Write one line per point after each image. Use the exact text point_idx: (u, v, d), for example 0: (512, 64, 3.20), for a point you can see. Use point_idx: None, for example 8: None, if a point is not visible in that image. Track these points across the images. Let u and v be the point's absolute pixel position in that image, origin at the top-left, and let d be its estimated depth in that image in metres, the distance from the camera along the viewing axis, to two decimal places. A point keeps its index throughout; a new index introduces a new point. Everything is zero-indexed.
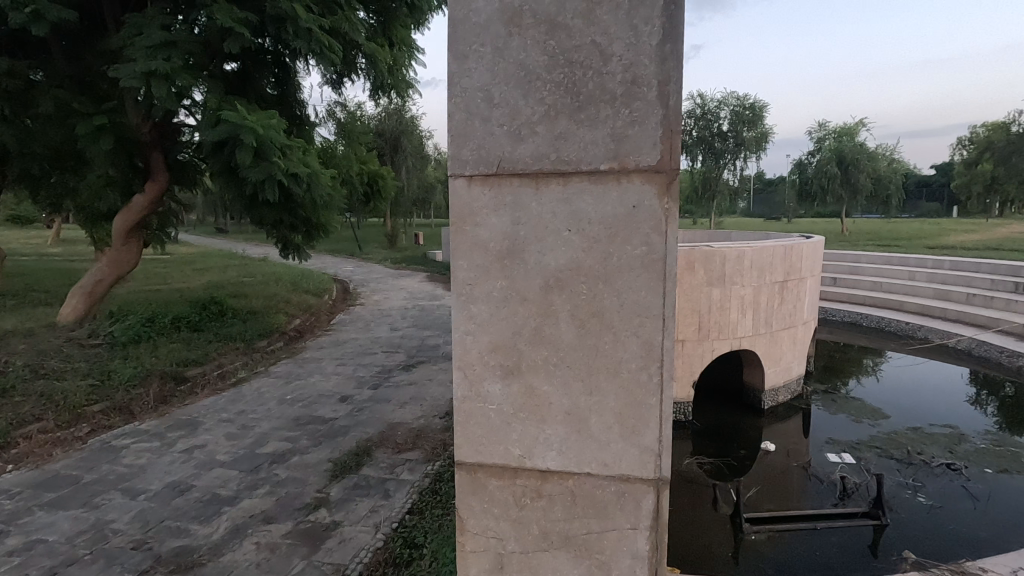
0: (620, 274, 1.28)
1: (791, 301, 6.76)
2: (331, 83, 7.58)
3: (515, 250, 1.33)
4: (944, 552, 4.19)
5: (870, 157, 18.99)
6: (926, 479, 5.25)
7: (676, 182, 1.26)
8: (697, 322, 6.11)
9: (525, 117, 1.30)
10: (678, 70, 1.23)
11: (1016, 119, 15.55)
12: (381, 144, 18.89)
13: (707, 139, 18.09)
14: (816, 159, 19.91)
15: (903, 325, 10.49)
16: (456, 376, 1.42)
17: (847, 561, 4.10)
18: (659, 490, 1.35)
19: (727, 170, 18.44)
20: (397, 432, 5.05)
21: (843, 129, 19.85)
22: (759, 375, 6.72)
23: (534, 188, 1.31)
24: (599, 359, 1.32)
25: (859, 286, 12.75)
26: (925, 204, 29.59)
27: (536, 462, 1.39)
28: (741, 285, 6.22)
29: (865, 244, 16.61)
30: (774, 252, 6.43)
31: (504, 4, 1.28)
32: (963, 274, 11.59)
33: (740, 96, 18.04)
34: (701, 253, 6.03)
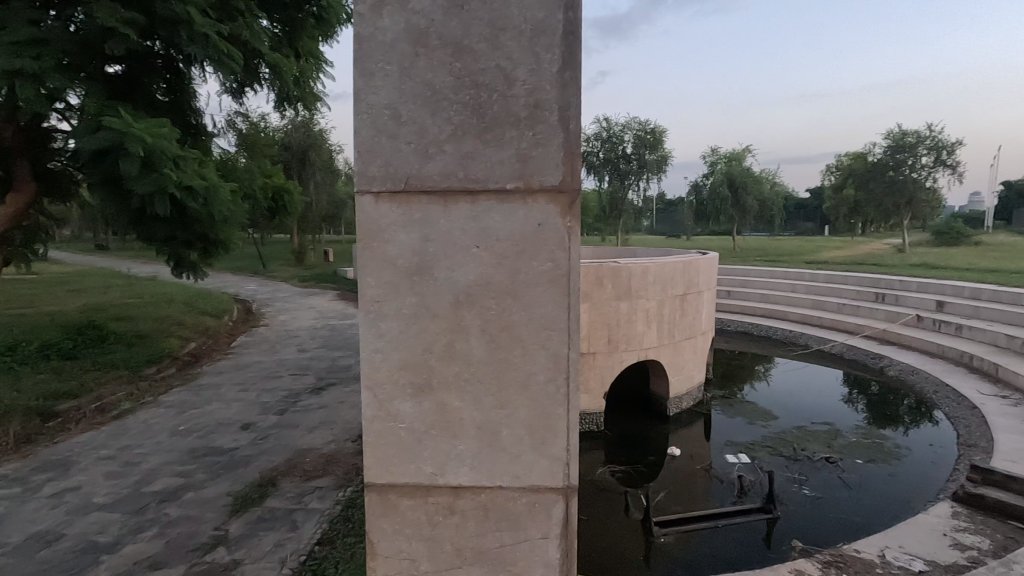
0: (528, 289, 1.33)
1: (691, 313, 7.23)
2: (231, 92, 7.21)
3: (424, 267, 1.34)
4: (826, 538, 4.63)
5: (755, 181, 20.90)
6: (810, 473, 5.78)
7: (577, 201, 1.33)
8: (607, 335, 6.39)
9: (432, 135, 1.32)
10: (578, 96, 1.30)
11: (871, 150, 17.81)
12: (286, 157, 18.11)
13: (612, 161, 19.09)
14: (709, 182, 21.64)
15: (787, 333, 11.57)
16: (365, 397, 1.38)
17: (745, 554, 4.40)
18: (567, 498, 1.39)
19: (632, 190, 19.51)
20: (305, 459, 4.79)
21: (731, 155, 21.74)
22: (664, 384, 7.10)
23: (442, 206, 1.33)
24: (510, 373, 1.35)
25: (749, 298, 13.90)
26: (803, 224, 33.00)
27: (447, 478, 1.39)
28: (646, 299, 6.58)
29: (754, 260, 18.22)
30: (675, 267, 6.86)
31: (410, 24, 1.30)
32: (834, 286, 13.01)
33: (642, 121, 19.23)
34: (608, 269, 6.34)
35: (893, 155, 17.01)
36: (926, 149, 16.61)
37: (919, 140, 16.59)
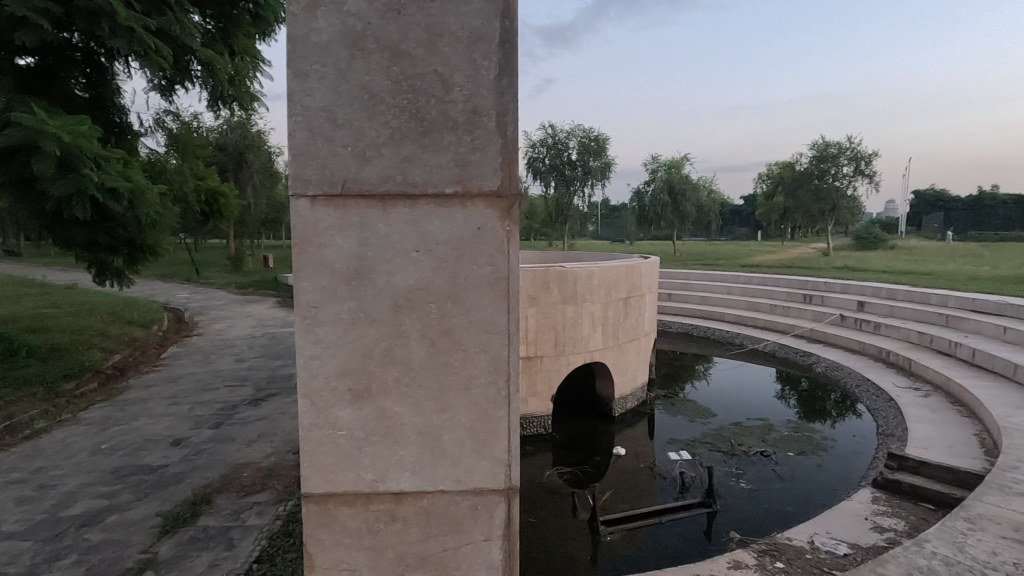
0: (468, 292, 1.34)
1: (635, 315, 7.44)
2: (160, 89, 6.85)
3: (363, 271, 1.32)
4: (761, 528, 4.86)
5: (694, 188, 21.77)
6: (746, 466, 6.06)
7: (516, 205, 1.36)
8: (553, 338, 6.48)
9: (370, 139, 1.31)
10: (516, 103, 1.32)
11: (799, 160, 18.94)
12: (221, 159, 17.34)
13: (557, 167, 19.40)
14: (651, 188, 22.36)
15: (724, 333, 12.09)
16: (302, 405, 1.35)
17: (687, 548, 4.56)
18: (509, 499, 1.41)
19: (577, 196, 19.88)
20: (242, 474, 4.59)
21: (671, 163, 22.55)
22: (610, 386, 7.27)
23: (380, 209, 1.32)
24: (451, 377, 1.35)
25: (689, 300, 14.45)
26: (737, 230, 34.65)
27: (388, 485, 1.38)
28: (591, 302, 6.72)
29: (693, 264, 18.97)
30: (619, 271, 7.04)
31: (345, 27, 1.29)
32: (766, 288, 13.73)
33: (586, 128, 19.62)
34: (555, 273, 6.43)
35: (817, 164, 18.15)
36: (847, 160, 17.83)
37: (840, 151, 17.78)
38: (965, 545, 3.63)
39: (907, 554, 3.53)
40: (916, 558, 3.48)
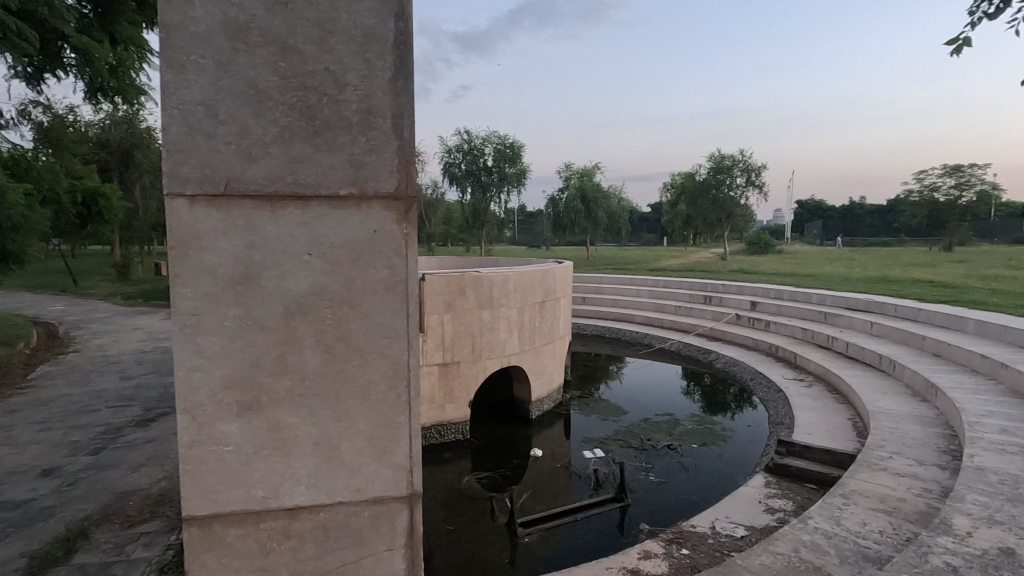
0: (365, 296, 1.31)
1: (550, 319, 7.60)
2: (24, 77, 6.09)
3: (250, 275, 1.25)
4: (668, 518, 5.13)
5: (605, 195, 22.67)
6: (655, 460, 6.38)
7: (413, 208, 1.34)
8: (470, 344, 6.48)
9: (256, 137, 1.24)
10: (412, 105, 1.31)
11: (698, 171, 20.30)
12: (104, 157, 15.75)
13: (473, 172, 19.48)
14: (564, 196, 23.04)
15: (634, 334, 12.67)
16: (182, 421, 1.25)
17: (601, 543, 4.71)
18: (412, 505, 1.40)
19: (494, 202, 20.03)
20: (127, 503, 4.17)
21: (583, 171, 23.36)
22: (527, 389, 7.38)
23: (269, 211, 1.25)
24: (348, 384, 1.31)
25: (602, 303, 15.00)
26: (645, 236, 36.52)
27: (282, 501, 1.31)
28: (507, 307, 6.78)
29: (605, 268, 19.75)
30: (534, 276, 7.17)
31: (227, 17, 1.22)
32: (672, 291, 14.56)
33: (502, 135, 19.81)
34: (470, 278, 6.43)
35: (715, 175, 19.55)
36: (740, 172, 19.35)
37: (734, 163, 19.28)
38: (841, 519, 4.03)
39: (794, 531, 3.86)
40: (801, 534, 3.82)
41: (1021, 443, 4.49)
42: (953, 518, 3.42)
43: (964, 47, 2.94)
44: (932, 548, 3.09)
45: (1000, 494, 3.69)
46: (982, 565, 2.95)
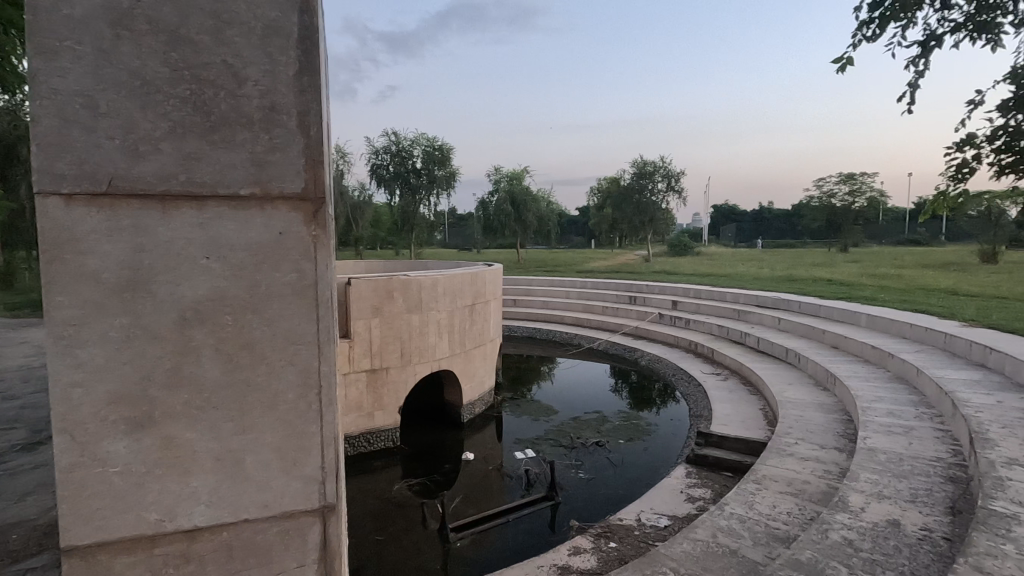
0: (270, 302, 1.25)
1: (480, 322, 7.60)
2: None
3: (137, 280, 1.16)
4: (597, 513, 5.25)
5: (534, 199, 23.01)
6: (584, 457, 6.53)
7: (323, 209, 1.30)
8: (399, 349, 6.35)
9: (143, 132, 1.16)
10: (319, 103, 1.27)
11: (623, 176, 21.08)
12: None
13: (402, 174, 19.17)
14: (494, 199, 23.18)
15: (564, 334, 12.93)
16: (58, 443, 1.14)
17: (532, 542, 4.75)
18: (325, 518, 1.35)
19: (424, 205, 19.81)
20: (10, 537, 3.74)
21: (513, 174, 23.61)
22: (458, 392, 7.33)
23: (160, 212, 1.17)
24: (252, 394, 1.25)
25: (533, 305, 15.20)
26: (574, 239, 37.39)
27: (178, 523, 1.22)
28: (436, 310, 6.71)
29: (536, 271, 20.03)
30: (464, 279, 7.16)
31: (108, 2, 1.12)
32: (599, 292, 14.99)
33: (430, 137, 19.63)
34: (398, 282, 6.30)
35: (638, 180, 20.39)
36: (661, 178, 20.26)
37: (656, 169, 20.19)
38: (753, 503, 4.29)
39: (711, 518, 4.07)
40: (719, 520, 4.03)
41: (904, 424, 4.98)
42: (849, 496, 3.73)
43: (847, 67, 3.25)
44: (831, 525, 3.36)
45: (888, 471, 4.08)
46: (874, 536, 3.23)
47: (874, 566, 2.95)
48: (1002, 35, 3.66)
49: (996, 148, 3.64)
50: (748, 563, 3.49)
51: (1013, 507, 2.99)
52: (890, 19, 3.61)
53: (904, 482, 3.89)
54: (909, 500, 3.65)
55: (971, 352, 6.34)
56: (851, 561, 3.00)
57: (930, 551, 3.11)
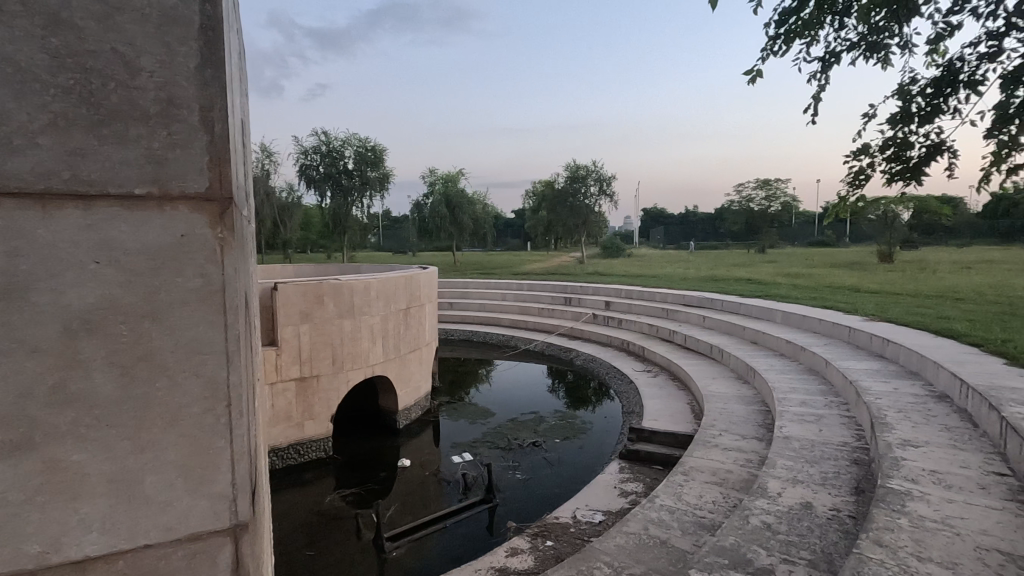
0: (171, 310, 1.17)
1: (415, 325, 7.48)
2: None
3: (12, 289, 1.04)
4: (534, 512, 5.30)
5: (469, 201, 22.96)
6: (521, 458, 6.57)
7: (230, 210, 1.23)
8: (331, 356, 6.13)
9: (18, 124, 1.05)
10: (224, 98, 1.21)
11: (557, 179, 21.45)
12: None
13: (333, 176, 18.57)
14: (429, 201, 22.94)
15: (501, 336, 12.97)
16: None
17: (470, 546, 4.72)
18: (236, 538, 1.27)
19: (356, 207, 19.28)
20: None
21: (448, 177, 23.45)
22: (393, 398, 7.18)
23: (40, 213, 1.06)
24: (152, 410, 1.16)
25: (469, 307, 15.14)
26: (510, 241, 37.67)
27: (65, 554, 1.11)
28: (369, 315, 6.55)
29: (472, 273, 20.00)
30: (397, 282, 7.02)
31: None
32: (535, 293, 15.17)
33: (362, 137, 19.12)
34: (329, 286, 6.09)
35: (571, 183, 20.83)
36: (594, 181, 20.80)
37: (588, 173, 20.72)
38: (681, 494, 4.47)
39: (643, 511, 4.21)
40: (650, 513, 4.17)
41: (815, 413, 5.36)
42: (767, 482, 3.96)
43: (758, 79, 3.49)
44: (752, 511, 3.55)
45: (801, 457, 4.37)
46: (789, 519, 3.45)
47: (790, 547, 3.14)
48: (889, 56, 4.03)
49: (887, 158, 4.00)
50: (677, 552, 3.62)
51: (906, 484, 3.28)
52: (795, 36, 3.88)
53: (815, 467, 4.17)
54: (819, 482, 3.92)
55: (871, 344, 6.93)
56: (769, 544, 3.18)
57: (838, 529, 3.36)
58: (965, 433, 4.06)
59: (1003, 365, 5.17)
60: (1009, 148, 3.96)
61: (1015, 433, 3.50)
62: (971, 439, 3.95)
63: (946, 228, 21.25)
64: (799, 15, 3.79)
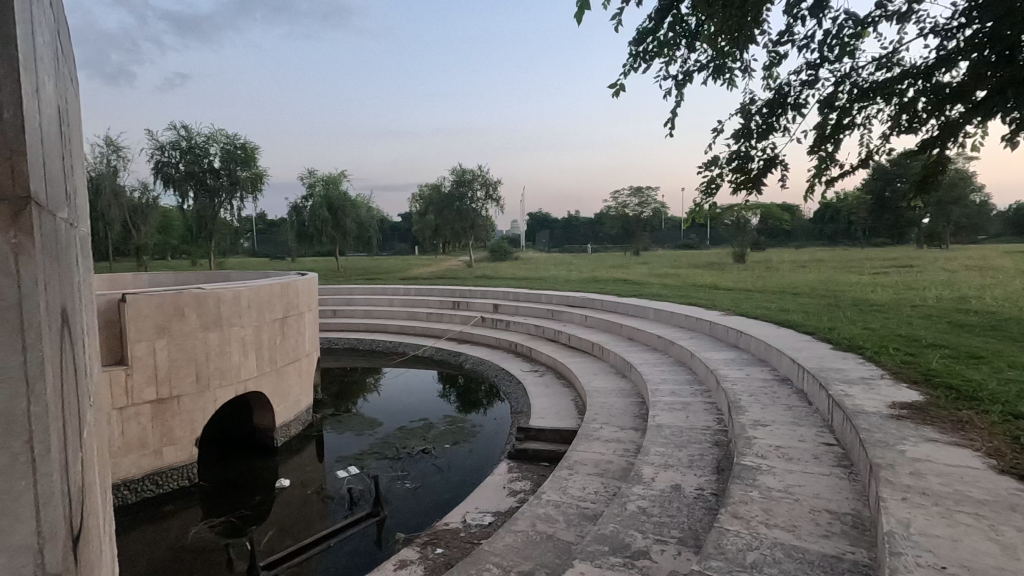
0: None
1: (293, 335, 7.04)
2: None
3: None
4: (424, 521, 5.19)
5: (353, 204, 22.04)
6: (410, 467, 6.42)
7: (26, 211, 1.12)
8: (195, 373, 5.55)
9: None
10: (13, 80, 1.10)
11: (443, 183, 21.34)
12: None
13: (196, 174, 16.85)
14: (309, 204, 21.69)
15: (388, 343, 12.59)
16: None
17: (357, 563, 4.52)
18: None
19: (224, 209, 17.68)
20: None
21: (328, 178, 22.28)
22: (269, 414, 6.69)
23: None
24: None
25: (354, 314, 14.51)
26: (398, 245, 36.80)
27: None
28: (239, 326, 6.04)
29: (357, 279, 19.21)
30: (271, 290, 6.57)
31: None
32: (422, 298, 14.94)
33: (230, 134, 17.55)
34: (191, 296, 5.53)
35: (458, 187, 20.86)
36: (479, 186, 21.02)
37: (474, 177, 20.88)
38: (566, 488, 4.63)
39: (531, 508, 4.30)
40: (538, 509, 4.27)
41: (683, 401, 5.84)
42: (643, 469, 4.24)
43: (621, 91, 3.77)
44: (629, 497, 3.78)
45: (671, 442, 4.74)
46: (662, 502, 3.71)
47: (662, 528, 3.38)
48: (731, 78, 4.53)
49: (732, 170, 4.49)
50: (563, 544, 3.73)
51: (757, 460, 3.68)
52: (652, 55, 4.21)
53: (683, 451, 4.54)
54: (686, 465, 4.27)
55: (728, 336, 7.70)
56: (645, 527, 3.40)
57: (703, 506, 3.67)
58: (802, 410, 4.65)
59: (830, 349, 6.00)
60: (826, 164, 4.64)
61: (839, 407, 4.07)
62: (806, 415, 4.53)
63: (786, 231, 24.32)
64: (656, 36, 4.12)
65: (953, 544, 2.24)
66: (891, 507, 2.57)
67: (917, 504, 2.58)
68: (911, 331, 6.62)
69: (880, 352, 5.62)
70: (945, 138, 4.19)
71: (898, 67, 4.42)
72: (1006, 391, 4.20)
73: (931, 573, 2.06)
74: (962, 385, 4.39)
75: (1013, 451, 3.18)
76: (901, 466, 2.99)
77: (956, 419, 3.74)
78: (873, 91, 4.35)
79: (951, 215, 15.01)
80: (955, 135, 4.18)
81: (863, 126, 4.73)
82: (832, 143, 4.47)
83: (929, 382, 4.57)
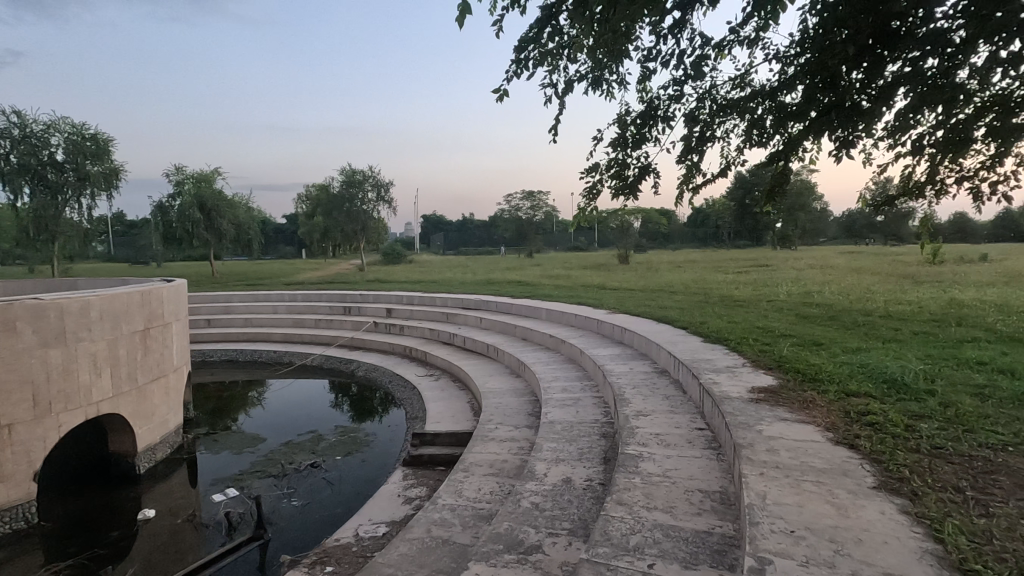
0: None
1: (157, 349, 6.34)
2: None
3: None
4: (312, 540, 4.91)
5: (229, 205, 20.30)
6: (297, 484, 6.04)
7: None
8: (31, 398, 4.79)
9: None
10: None
11: (332, 184, 20.38)
12: None
13: (32, 168, 14.54)
14: (176, 203, 19.62)
15: (272, 353, 11.74)
16: None
17: None
18: None
19: (70, 207, 15.48)
20: None
21: (199, 176, 20.14)
22: (129, 438, 5.97)
23: None
24: None
25: (232, 323, 13.38)
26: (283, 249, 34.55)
27: None
28: (89, 340, 5.32)
29: (235, 285, 17.75)
30: (130, 299, 5.88)
31: None
32: (310, 304, 14.15)
33: (76, 122, 15.44)
34: (24, 307, 4.78)
35: (347, 188, 20.05)
36: (370, 187, 20.36)
37: (365, 178, 20.21)
38: (462, 490, 4.62)
39: (427, 513, 4.24)
40: (434, 514, 4.21)
41: (573, 397, 6.07)
42: (536, 465, 4.35)
43: (505, 96, 3.85)
44: (522, 494, 3.86)
45: (562, 437, 4.90)
46: (553, 496, 3.83)
47: (554, 521, 3.48)
48: (608, 90, 4.81)
49: (611, 176, 4.75)
50: (459, 547, 3.71)
51: (639, 448, 3.91)
52: (535, 63, 4.34)
53: (573, 445, 4.73)
54: (576, 458, 4.44)
55: (614, 333, 8.13)
56: (537, 522, 3.48)
57: (591, 496, 3.83)
58: (679, 399, 5.04)
59: (701, 342, 6.56)
60: (692, 172, 5.06)
61: (709, 395, 4.47)
62: (682, 403, 4.90)
63: (665, 234, 26.26)
64: (537, 45, 4.26)
65: (800, 509, 2.55)
66: (751, 481, 2.86)
67: (771, 477, 2.90)
68: (767, 323, 7.43)
69: (742, 343, 6.25)
70: (788, 152, 4.75)
71: (749, 87, 4.94)
72: (840, 372, 4.86)
73: (782, 537, 2.32)
74: (807, 369, 5.01)
75: (845, 424, 3.68)
76: (758, 444, 3.34)
77: (803, 399, 4.25)
78: (729, 107, 4.83)
79: (798, 220, 17.09)
80: (796, 151, 4.75)
81: (722, 139, 5.22)
82: (697, 153, 4.90)
83: (781, 367, 5.16)
